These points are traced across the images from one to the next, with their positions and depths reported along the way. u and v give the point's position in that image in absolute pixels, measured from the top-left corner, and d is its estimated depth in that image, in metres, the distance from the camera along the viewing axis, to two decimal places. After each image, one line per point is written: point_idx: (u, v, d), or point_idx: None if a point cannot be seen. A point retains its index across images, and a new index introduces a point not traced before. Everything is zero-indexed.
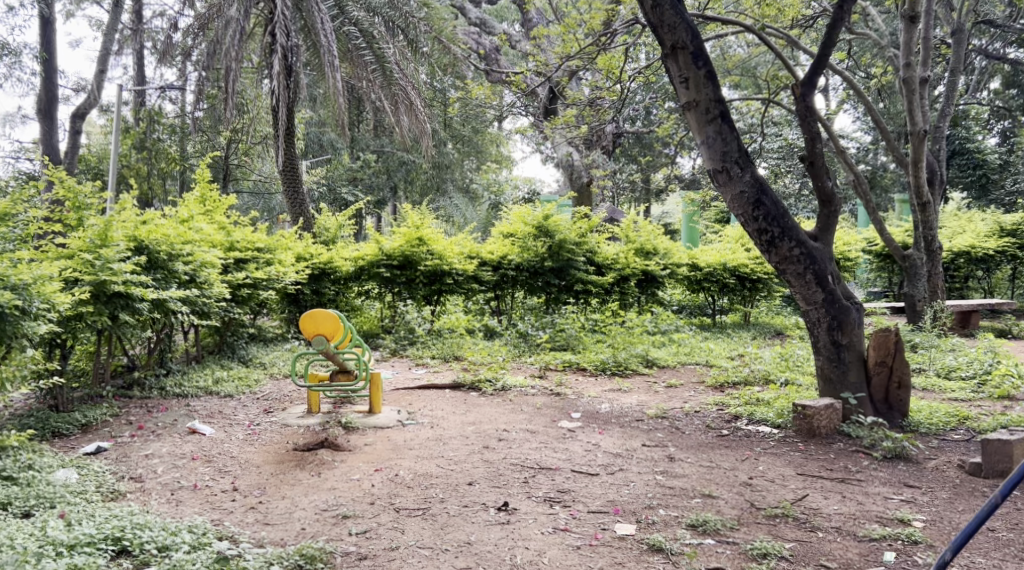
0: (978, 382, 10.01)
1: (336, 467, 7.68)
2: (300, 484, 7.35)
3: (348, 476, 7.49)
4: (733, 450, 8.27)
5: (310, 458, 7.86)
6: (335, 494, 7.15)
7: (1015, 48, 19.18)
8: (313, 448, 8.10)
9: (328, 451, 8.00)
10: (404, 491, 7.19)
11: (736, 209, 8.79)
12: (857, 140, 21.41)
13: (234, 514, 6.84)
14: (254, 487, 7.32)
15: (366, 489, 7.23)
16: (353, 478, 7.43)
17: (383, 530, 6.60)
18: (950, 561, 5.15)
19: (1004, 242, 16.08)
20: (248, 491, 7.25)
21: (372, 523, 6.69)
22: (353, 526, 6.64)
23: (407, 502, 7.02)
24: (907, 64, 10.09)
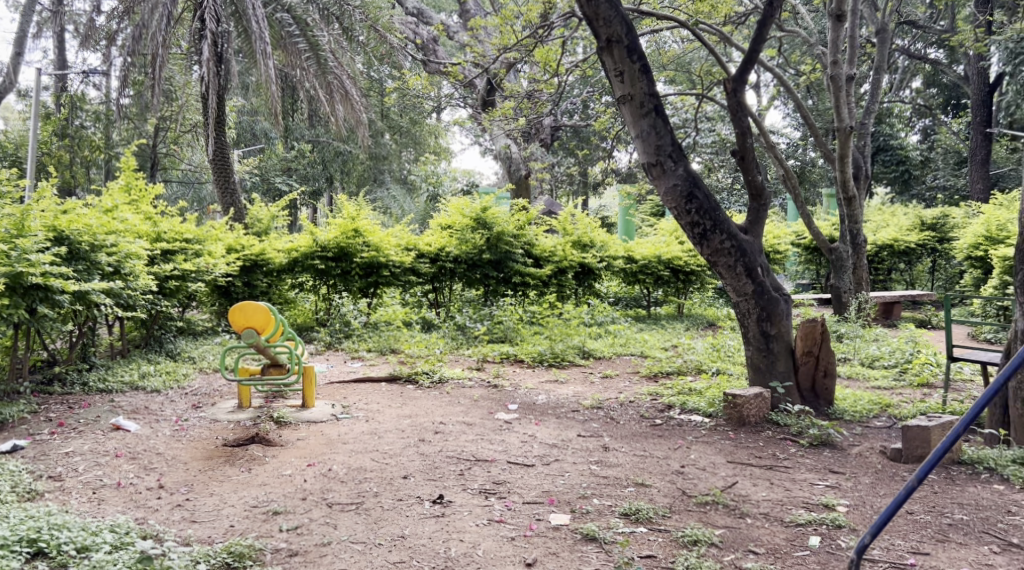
0: (900, 369, 10.30)
1: (268, 462, 7.24)
2: (229, 481, 6.92)
3: (280, 471, 7.07)
4: (665, 439, 7.97)
5: (240, 454, 7.42)
6: (265, 490, 6.73)
7: (932, 48, 20.07)
8: (243, 444, 7.66)
9: (258, 447, 7.54)
10: (337, 486, 6.79)
11: (668, 203, 8.46)
12: (785, 137, 22.01)
13: (160, 512, 6.42)
14: (181, 484, 6.88)
15: (298, 485, 6.82)
16: (285, 473, 7.01)
17: (314, 526, 6.23)
18: (866, 546, 5.13)
19: (925, 236, 16.92)
20: (174, 488, 6.82)
21: (303, 519, 6.31)
22: (284, 522, 6.26)
23: (340, 497, 6.63)
24: (835, 61, 11.95)
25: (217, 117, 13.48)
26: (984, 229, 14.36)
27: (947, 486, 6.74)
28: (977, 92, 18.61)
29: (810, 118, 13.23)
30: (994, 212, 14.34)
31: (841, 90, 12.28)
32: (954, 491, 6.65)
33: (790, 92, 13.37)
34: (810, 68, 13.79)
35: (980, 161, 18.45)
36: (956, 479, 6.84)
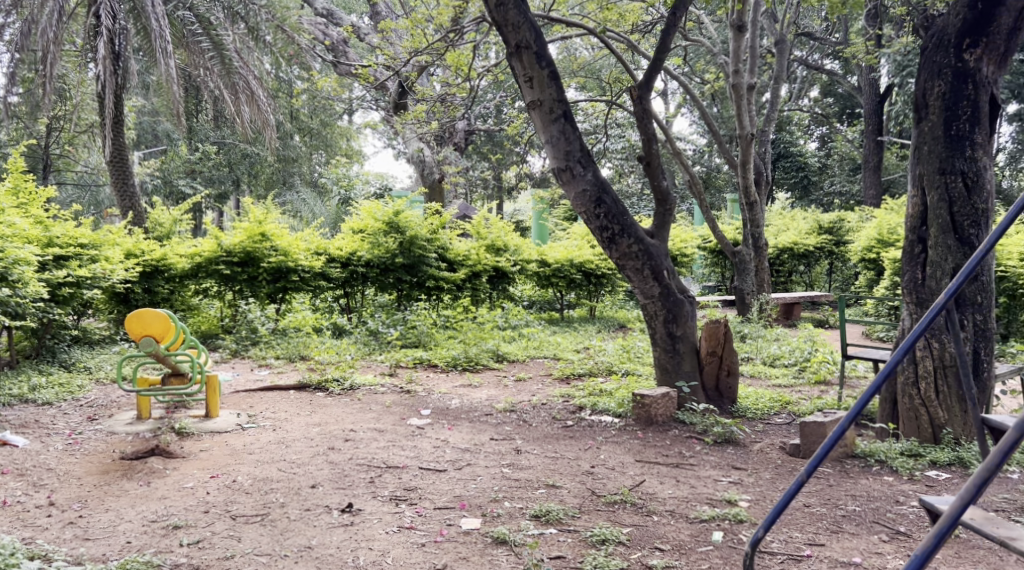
0: (799, 368, 10.67)
1: (168, 476, 7.09)
2: (126, 495, 6.75)
3: (182, 484, 6.94)
4: (576, 440, 8.10)
5: (138, 467, 7.24)
6: (166, 504, 6.60)
7: (829, 59, 20.86)
8: (141, 456, 7.47)
9: (158, 460, 7.38)
10: (241, 497, 6.70)
11: (578, 208, 8.60)
12: (691, 143, 22.60)
13: (50, 531, 6.23)
14: (74, 500, 6.69)
15: (201, 497, 6.71)
16: (187, 486, 6.88)
17: (217, 539, 6.14)
18: (761, 540, 5.28)
19: (822, 239, 17.55)
20: (66, 505, 6.62)
21: (205, 532, 6.21)
22: (184, 537, 6.15)
23: (244, 508, 6.55)
24: (737, 71, 12.38)
25: (114, 117, 13.11)
26: (877, 233, 15.03)
27: (842, 479, 7.03)
28: (868, 102, 19.47)
29: (714, 125, 13.66)
30: (886, 216, 15.03)
31: (742, 98, 12.74)
32: (848, 484, 6.94)
33: (695, 100, 13.80)
34: (714, 77, 14.22)
35: (873, 167, 19.41)
36: (849, 472, 7.14)
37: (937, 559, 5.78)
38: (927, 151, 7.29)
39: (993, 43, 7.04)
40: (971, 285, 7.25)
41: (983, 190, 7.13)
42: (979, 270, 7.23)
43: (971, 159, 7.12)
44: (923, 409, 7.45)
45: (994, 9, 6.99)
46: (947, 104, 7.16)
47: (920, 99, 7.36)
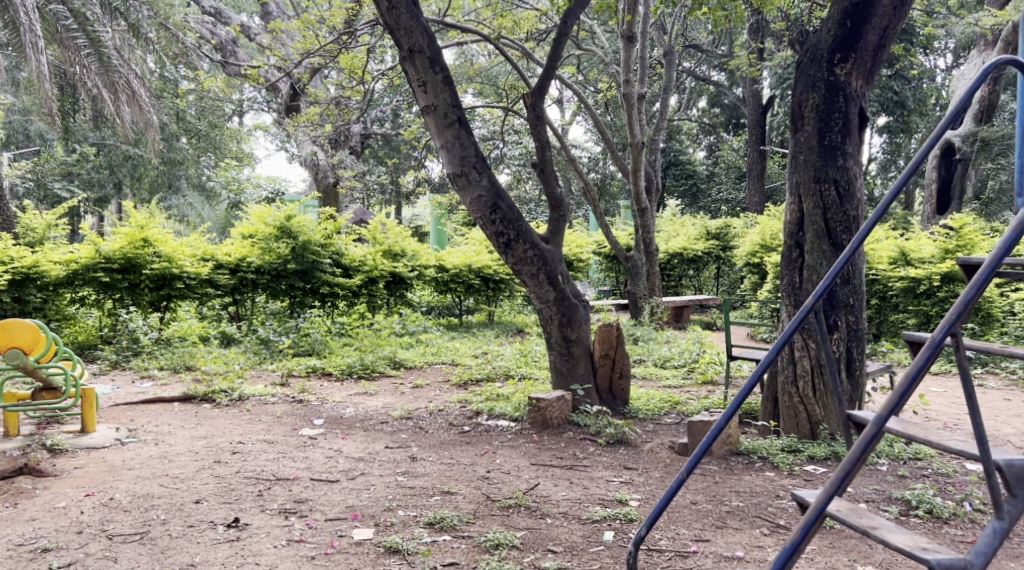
0: (688, 369, 10.97)
1: (38, 495, 6.77)
2: None
3: (53, 504, 6.63)
4: (472, 446, 8.09)
5: (5, 488, 6.88)
6: (35, 525, 6.31)
7: (716, 71, 21.50)
8: (8, 476, 7.03)
9: (27, 479, 7.03)
10: (119, 515, 6.46)
11: (473, 213, 8.61)
12: (586, 151, 22.98)
13: None
14: None
15: (74, 517, 6.43)
16: (58, 506, 6.59)
17: (91, 561, 5.91)
18: (643, 538, 5.61)
19: (710, 245, 18.09)
20: None
21: (78, 554, 5.97)
22: (55, 560, 5.90)
23: (122, 527, 6.32)
24: (628, 80, 12.68)
25: None
26: (760, 238, 15.55)
27: (727, 475, 7.24)
28: (753, 112, 20.12)
29: (606, 133, 13.92)
30: (768, 222, 15.66)
31: (633, 108, 13.07)
32: (732, 480, 7.14)
33: (589, 107, 14.07)
34: (607, 86, 14.48)
35: (757, 175, 20.03)
36: (734, 469, 7.36)
37: (813, 550, 6.02)
38: (803, 160, 7.58)
39: (861, 58, 7.38)
40: (843, 288, 7.56)
41: (854, 198, 7.45)
42: (850, 274, 7.56)
43: (843, 167, 7.44)
44: (802, 407, 7.74)
45: (861, 26, 7.33)
46: (821, 115, 7.47)
47: (797, 110, 7.65)
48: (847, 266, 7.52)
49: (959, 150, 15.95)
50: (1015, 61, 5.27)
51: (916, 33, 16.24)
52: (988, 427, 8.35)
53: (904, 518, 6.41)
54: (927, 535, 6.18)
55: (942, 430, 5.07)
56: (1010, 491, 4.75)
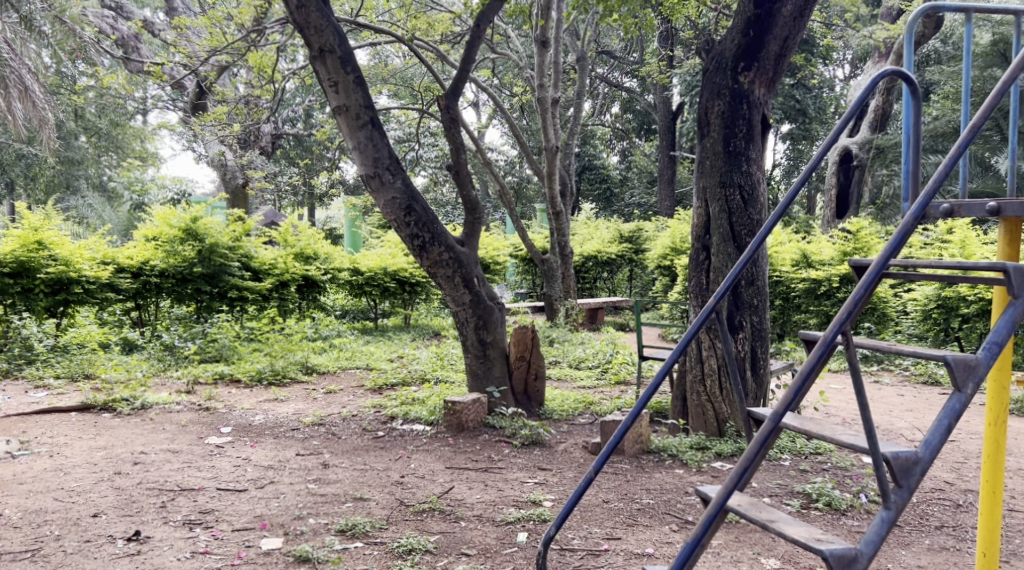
0: (602, 369, 11.06)
1: None
2: None
3: None
4: (386, 451, 7.99)
5: None
6: None
7: (629, 77, 21.77)
8: None
9: None
10: (9, 533, 6.15)
11: (386, 215, 8.50)
12: (502, 154, 23.05)
13: None
14: None
15: None
16: None
17: None
18: (552, 538, 5.60)
19: (623, 247, 18.34)
20: None
21: None
22: None
23: (13, 545, 6.02)
24: (542, 84, 12.76)
25: None
26: (670, 241, 15.81)
27: (638, 474, 7.32)
28: (664, 118, 20.44)
29: (521, 136, 13.95)
30: (679, 225, 15.94)
31: (548, 112, 13.14)
32: (643, 478, 7.23)
33: (503, 110, 14.08)
34: (521, 90, 14.50)
35: (667, 180, 20.40)
36: (645, 467, 7.45)
37: (719, 545, 6.13)
38: (709, 165, 7.70)
39: (763, 67, 7.53)
40: (748, 289, 7.71)
41: (758, 203, 7.61)
42: (754, 276, 7.72)
43: (747, 173, 7.59)
44: (709, 405, 7.87)
45: (764, 36, 7.47)
46: (726, 122, 7.60)
47: (703, 116, 7.77)
48: (752, 268, 7.66)
49: (856, 157, 16.59)
50: (901, 72, 5.39)
51: (817, 43, 16.75)
52: (886, 421, 8.63)
53: (805, 511, 6.56)
54: (826, 527, 6.33)
55: (834, 425, 4.99)
56: (895, 482, 4.60)
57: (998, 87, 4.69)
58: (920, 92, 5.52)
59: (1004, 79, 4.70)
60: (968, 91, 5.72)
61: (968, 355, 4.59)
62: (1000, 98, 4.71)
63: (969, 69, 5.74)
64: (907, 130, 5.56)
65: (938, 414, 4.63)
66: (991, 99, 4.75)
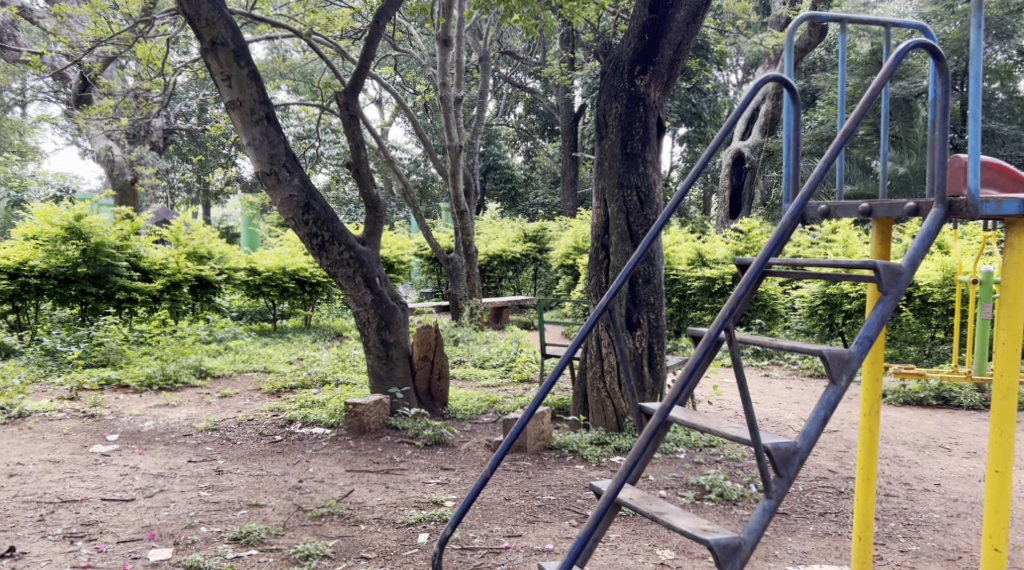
0: (506, 368, 11.05)
1: None
2: None
3: None
4: (284, 455, 7.79)
5: None
6: None
7: (532, 77, 21.86)
8: None
9: None
10: None
11: (283, 214, 8.27)
12: (406, 152, 22.84)
13: None
14: None
15: None
16: None
17: None
18: (448, 538, 5.52)
19: (528, 247, 18.40)
20: None
21: None
22: None
23: None
24: (444, 83, 12.70)
25: None
26: (573, 241, 15.99)
27: (540, 471, 7.32)
28: (565, 120, 20.59)
29: (423, 134, 13.85)
30: (581, 225, 16.11)
31: (450, 111, 13.08)
32: (544, 475, 7.23)
33: (405, 107, 13.95)
34: (424, 88, 14.39)
35: (570, 181, 20.60)
36: (546, 464, 7.46)
37: (616, 538, 6.23)
38: (607, 166, 7.76)
39: (659, 71, 7.62)
40: (644, 287, 7.79)
41: (654, 203, 7.71)
42: (650, 274, 7.80)
43: (644, 174, 7.68)
44: (609, 401, 7.94)
45: (658, 40, 7.58)
46: (623, 124, 7.67)
47: (600, 118, 7.82)
48: (648, 268, 7.73)
49: (748, 160, 16.76)
50: (782, 78, 5.41)
51: (712, 48, 17.12)
52: (777, 413, 8.86)
53: (699, 502, 6.67)
54: (718, 517, 6.44)
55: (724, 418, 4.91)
56: (776, 472, 4.49)
57: (869, 91, 4.56)
58: (800, 97, 5.55)
59: (873, 84, 4.56)
60: (843, 100, 5.84)
61: (842, 347, 4.46)
62: (871, 102, 4.61)
63: (845, 76, 5.86)
64: (788, 133, 5.62)
65: (815, 405, 4.50)
66: (862, 102, 4.66)
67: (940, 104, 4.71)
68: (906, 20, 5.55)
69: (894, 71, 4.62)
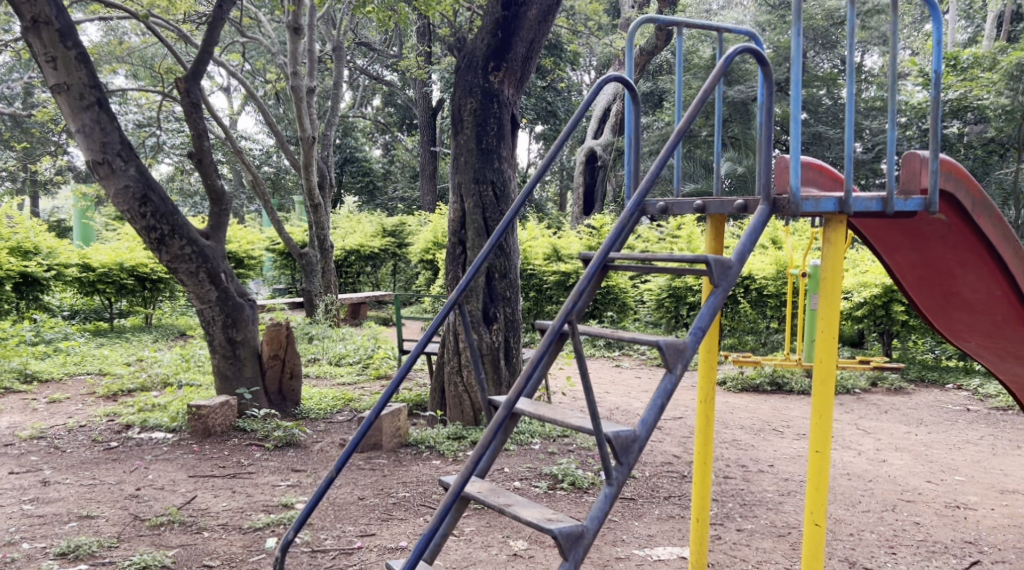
0: (363, 365, 10.84)
1: None
2: None
3: None
4: (120, 463, 7.34)
5: None
6: None
7: (390, 70, 21.59)
8: None
9: None
10: None
11: (117, 206, 7.79)
12: (257, 143, 22.08)
13: None
14: None
15: None
16: None
17: None
18: (291, 542, 5.33)
19: (386, 241, 18.16)
20: None
21: None
22: None
23: None
24: (294, 72, 12.32)
25: None
26: (432, 236, 15.90)
27: (395, 468, 7.18)
28: (423, 113, 20.38)
29: (274, 123, 13.40)
30: (439, 220, 16.03)
31: (302, 101, 12.71)
32: (400, 472, 7.09)
33: (254, 96, 13.48)
34: (275, 77, 13.95)
35: (429, 174, 20.49)
36: (402, 461, 7.32)
37: (471, 531, 6.18)
38: (463, 161, 7.66)
39: (512, 68, 7.60)
40: (500, 282, 7.74)
41: (509, 198, 7.68)
42: (506, 269, 7.76)
43: (499, 170, 7.64)
44: (466, 395, 7.87)
45: (510, 38, 7.55)
46: (477, 119, 7.59)
47: (455, 113, 7.72)
48: (502, 263, 7.70)
49: (601, 158, 17.07)
50: (623, 78, 5.44)
51: (564, 46, 17.34)
52: (626, 403, 9.02)
53: (551, 491, 6.68)
54: (570, 506, 6.47)
55: (569, 408, 4.87)
56: (616, 460, 4.50)
57: (702, 91, 4.59)
58: (640, 97, 5.59)
59: (705, 84, 4.58)
60: (681, 102, 5.92)
61: (678, 337, 4.51)
62: (703, 102, 4.64)
63: (683, 79, 5.94)
64: (630, 133, 5.65)
65: (652, 395, 4.53)
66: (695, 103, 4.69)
67: (765, 107, 4.80)
68: (739, 27, 5.66)
69: (725, 73, 4.67)
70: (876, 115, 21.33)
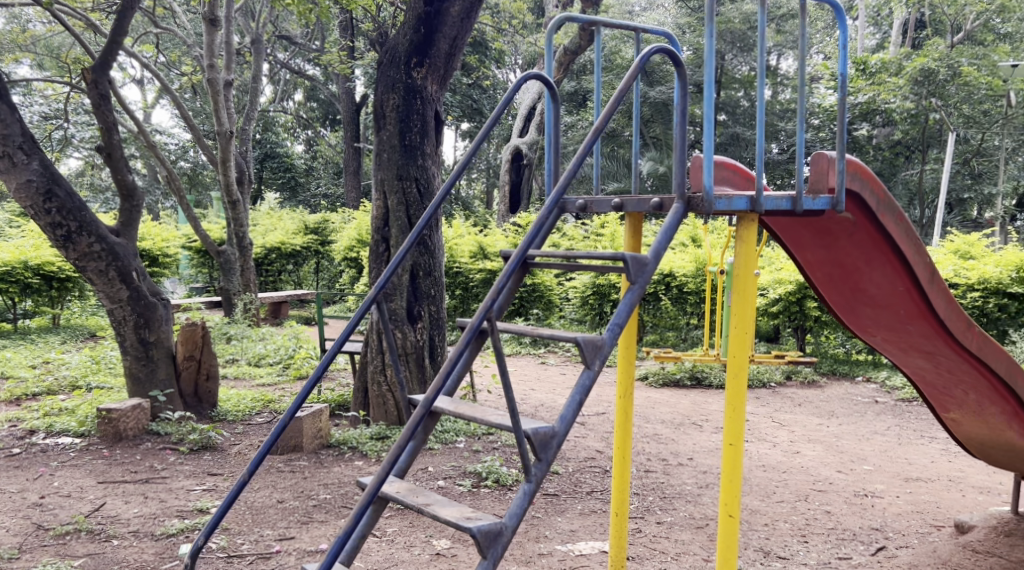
0: (283, 365, 10.60)
1: None
2: None
3: None
4: (23, 470, 7.02)
5: None
6: None
7: (312, 65, 21.22)
8: None
9: None
10: None
11: (20, 201, 7.46)
12: (174, 137, 21.45)
13: None
14: None
15: None
16: None
17: None
18: (202, 548, 5.15)
19: (308, 239, 17.84)
20: None
21: None
22: None
23: None
24: (211, 65, 11.99)
25: None
26: (356, 233, 15.67)
27: (316, 470, 7.01)
28: (347, 109, 20.06)
29: (189, 117, 13.02)
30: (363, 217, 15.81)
31: (219, 94, 12.37)
32: (321, 474, 6.93)
33: (168, 90, 13.08)
34: (190, 70, 13.56)
35: (353, 171, 20.22)
36: (323, 462, 7.15)
37: (393, 532, 6.06)
38: (386, 158, 7.52)
39: (435, 64, 7.48)
40: (425, 280, 7.63)
41: (433, 195, 7.57)
42: (430, 266, 7.65)
43: (423, 167, 7.53)
44: (390, 394, 7.73)
45: (433, 34, 7.43)
46: (400, 116, 7.46)
47: (378, 109, 7.57)
48: (426, 260, 7.59)
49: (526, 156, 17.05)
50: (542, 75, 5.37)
51: (489, 44, 17.27)
52: (549, 399, 8.99)
53: (475, 489, 6.61)
54: (494, 504, 6.41)
55: (490, 406, 4.78)
56: (535, 457, 4.44)
57: (618, 90, 4.55)
58: (559, 94, 5.53)
59: (622, 83, 4.54)
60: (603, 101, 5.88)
61: (596, 334, 4.47)
62: (620, 101, 4.60)
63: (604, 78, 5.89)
64: (550, 130, 5.58)
65: (571, 392, 4.48)
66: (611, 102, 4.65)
67: (680, 106, 4.79)
68: (657, 27, 5.64)
69: (640, 72, 4.64)
70: (791, 117, 21.80)
